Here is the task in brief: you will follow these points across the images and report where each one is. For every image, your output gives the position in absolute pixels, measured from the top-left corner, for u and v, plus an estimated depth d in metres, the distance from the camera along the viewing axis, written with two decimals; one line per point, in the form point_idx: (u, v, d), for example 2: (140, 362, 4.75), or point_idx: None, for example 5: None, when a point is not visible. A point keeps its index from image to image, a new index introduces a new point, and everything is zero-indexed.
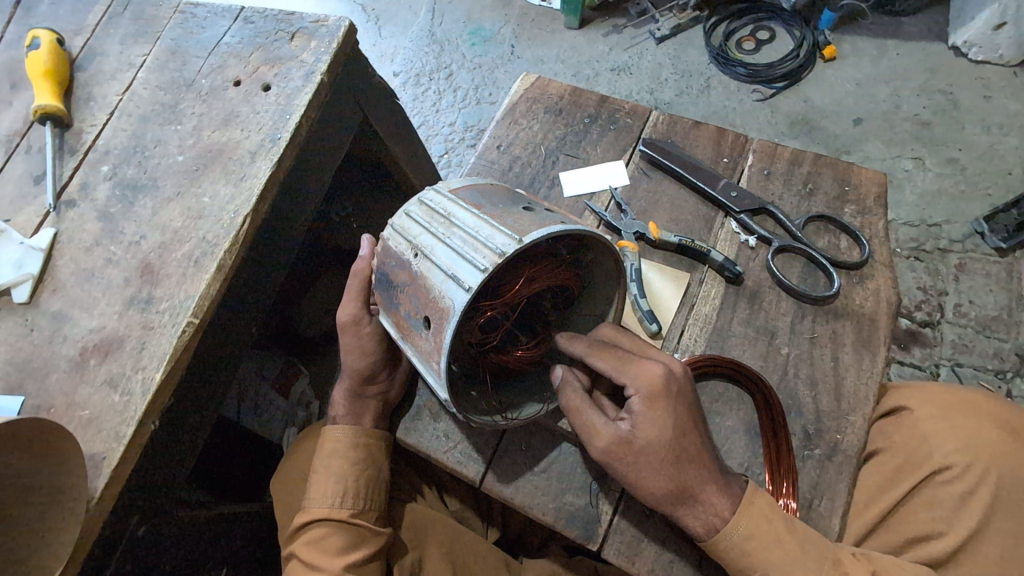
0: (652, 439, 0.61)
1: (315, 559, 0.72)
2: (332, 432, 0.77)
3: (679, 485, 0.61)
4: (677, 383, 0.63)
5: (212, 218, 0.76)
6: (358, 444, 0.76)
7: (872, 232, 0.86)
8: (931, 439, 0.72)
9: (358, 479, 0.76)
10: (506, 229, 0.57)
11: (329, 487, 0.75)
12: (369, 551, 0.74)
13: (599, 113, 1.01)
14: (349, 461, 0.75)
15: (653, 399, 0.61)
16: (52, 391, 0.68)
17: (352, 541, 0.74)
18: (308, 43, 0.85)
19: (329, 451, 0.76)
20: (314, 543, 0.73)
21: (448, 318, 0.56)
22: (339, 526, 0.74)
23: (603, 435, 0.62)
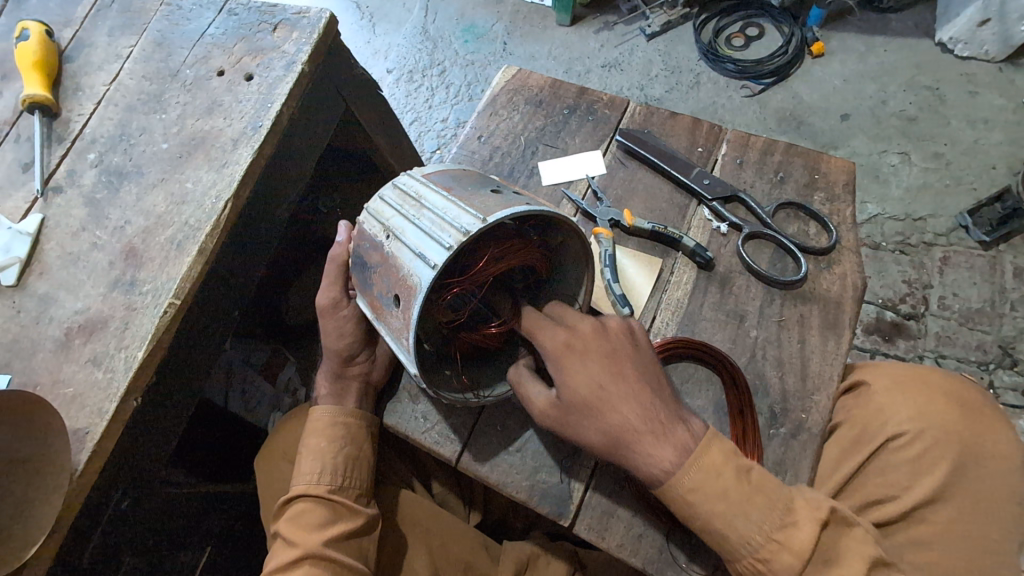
0: (574, 392, 0.63)
1: (294, 532, 0.74)
2: (314, 411, 0.80)
3: (615, 437, 0.61)
4: (585, 338, 0.64)
5: (195, 203, 0.78)
6: (337, 423, 0.78)
7: (840, 219, 0.89)
8: (886, 410, 0.76)
9: (336, 456, 0.77)
10: (472, 210, 0.60)
11: (308, 464, 0.77)
12: (349, 528, 0.75)
13: (577, 104, 1.03)
14: (329, 439, 0.77)
15: (562, 355, 0.64)
16: (38, 370, 0.70)
17: (331, 517, 0.75)
18: (290, 34, 0.87)
19: (311, 429, 0.79)
20: (294, 518, 0.75)
21: (415, 295, 0.59)
22: (318, 502, 0.76)
23: (538, 403, 0.66)
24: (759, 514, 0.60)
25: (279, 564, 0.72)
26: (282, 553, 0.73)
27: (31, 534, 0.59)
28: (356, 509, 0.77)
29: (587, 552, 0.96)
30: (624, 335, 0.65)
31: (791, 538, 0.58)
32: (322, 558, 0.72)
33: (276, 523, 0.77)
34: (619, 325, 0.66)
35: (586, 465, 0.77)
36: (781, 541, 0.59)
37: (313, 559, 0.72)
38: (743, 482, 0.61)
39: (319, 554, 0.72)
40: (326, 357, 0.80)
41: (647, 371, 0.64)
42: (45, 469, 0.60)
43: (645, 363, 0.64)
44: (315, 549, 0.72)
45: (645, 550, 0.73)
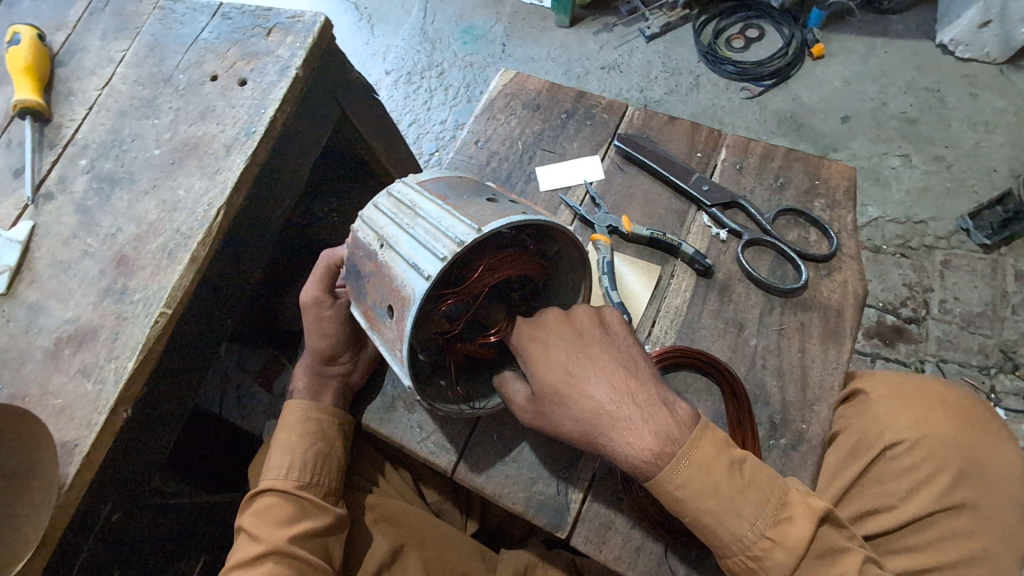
0: (543, 379, 0.62)
1: (258, 528, 0.71)
2: (287, 407, 0.78)
3: (586, 422, 0.60)
4: (550, 327, 0.64)
5: (187, 210, 0.77)
6: (311, 419, 0.77)
7: (841, 226, 0.88)
8: (883, 418, 0.75)
9: (308, 453, 0.76)
10: (467, 220, 0.59)
11: (278, 459, 0.75)
12: (315, 525, 0.72)
13: (575, 109, 1.02)
14: (301, 434, 0.76)
15: (529, 345, 0.64)
16: (27, 381, 0.69)
17: (297, 513, 0.72)
18: (284, 38, 0.86)
19: (283, 424, 0.78)
20: (259, 513, 0.73)
21: (409, 306, 0.58)
22: (285, 497, 0.73)
23: (518, 400, 0.66)
24: (751, 510, 0.58)
25: (242, 561, 0.69)
26: (245, 550, 0.70)
27: (18, 550, 0.58)
28: (324, 507, 0.74)
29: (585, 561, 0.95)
30: (590, 320, 0.65)
31: (784, 535, 0.57)
32: (287, 555, 0.69)
33: (239, 519, 0.74)
34: (587, 313, 0.65)
35: (583, 476, 0.76)
36: (773, 538, 0.58)
37: (278, 556, 0.69)
38: (735, 477, 0.59)
39: (281, 549, 0.69)
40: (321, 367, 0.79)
41: (618, 354, 0.62)
42: (33, 483, 0.59)
43: (615, 346, 0.63)
44: (278, 544, 0.69)
45: (642, 563, 0.72)
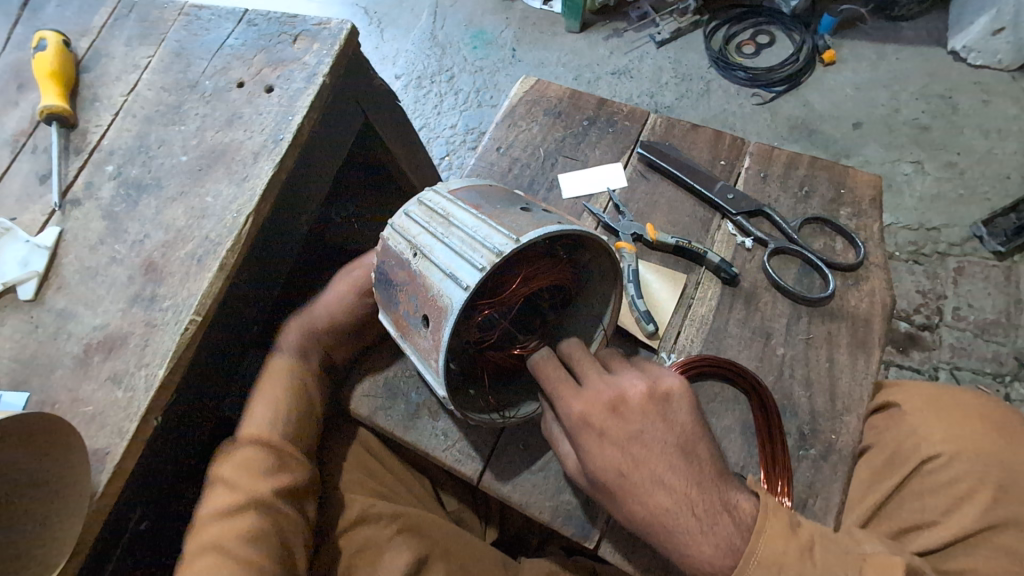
0: (596, 470, 0.60)
1: (236, 479, 0.69)
2: (270, 364, 0.78)
3: (642, 525, 0.58)
4: (607, 416, 0.60)
5: (215, 217, 0.77)
6: (297, 376, 0.77)
7: (867, 235, 0.87)
8: (920, 430, 0.75)
9: (292, 407, 0.75)
10: (503, 229, 0.59)
11: (264, 411, 0.74)
12: (293, 478, 0.71)
13: (597, 116, 1.02)
14: (291, 392, 0.76)
15: (580, 431, 0.61)
16: (56, 387, 0.69)
17: (276, 466, 0.71)
18: (310, 45, 0.86)
19: (268, 376, 0.77)
20: (241, 466, 0.70)
21: (446, 317, 0.58)
22: (266, 449, 0.72)
23: (571, 467, 0.66)
24: None
25: (222, 513, 0.66)
26: (221, 502, 0.68)
27: (52, 558, 0.57)
28: (303, 467, 0.74)
29: (604, 569, 0.93)
30: (651, 412, 0.61)
31: None
32: (265, 510, 0.67)
33: (214, 472, 0.71)
34: (641, 393, 0.61)
35: None
36: None
37: (256, 509, 0.67)
38: (807, 562, 0.57)
39: (261, 503, 0.67)
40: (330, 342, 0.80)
41: (679, 454, 0.59)
42: (64, 492, 0.59)
43: (675, 442, 0.60)
44: (257, 497, 0.67)
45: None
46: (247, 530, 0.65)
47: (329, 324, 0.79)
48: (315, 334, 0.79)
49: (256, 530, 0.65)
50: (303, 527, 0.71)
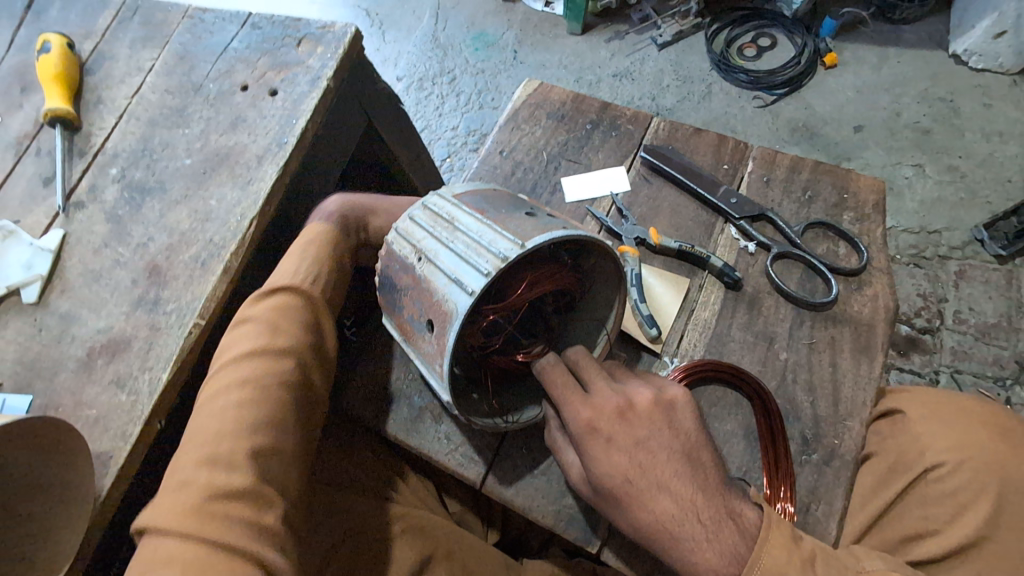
0: (601, 477, 0.60)
1: (275, 326, 0.64)
2: (309, 230, 0.75)
3: (647, 532, 0.58)
4: (614, 422, 0.61)
5: (219, 221, 0.77)
6: (335, 248, 0.74)
7: (870, 239, 0.87)
8: (924, 439, 0.75)
9: (331, 273, 0.72)
10: (509, 234, 0.59)
11: (304, 265, 0.70)
12: (325, 343, 0.68)
13: (600, 119, 1.02)
14: (332, 261, 0.73)
15: (586, 437, 0.61)
16: (59, 391, 0.69)
17: (312, 325, 0.67)
18: (314, 48, 0.87)
19: (307, 238, 0.73)
20: (278, 309, 0.66)
21: (451, 322, 0.58)
22: (304, 306, 0.68)
23: (575, 475, 0.65)
24: None
25: (255, 349, 0.61)
26: (249, 353, 0.61)
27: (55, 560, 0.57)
28: (333, 330, 0.70)
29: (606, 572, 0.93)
30: (658, 418, 0.61)
31: None
32: (302, 364, 0.64)
33: (243, 312, 0.66)
34: (647, 400, 0.62)
35: None
36: None
37: (295, 362, 0.63)
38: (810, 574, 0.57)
39: (300, 357, 0.64)
40: (366, 232, 0.80)
41: (685, 461, 0.60)
42: (61, 500, 0.59)
43: (680, 448, 0.60)
44: (297, 350, 0.64)
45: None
46: (284, 371, 0.61)
47: (374, 214, 0.80)
48: (356, 217, 0.79)
49: (292, 383, 0.62)
50: (326, 386, 0.68)
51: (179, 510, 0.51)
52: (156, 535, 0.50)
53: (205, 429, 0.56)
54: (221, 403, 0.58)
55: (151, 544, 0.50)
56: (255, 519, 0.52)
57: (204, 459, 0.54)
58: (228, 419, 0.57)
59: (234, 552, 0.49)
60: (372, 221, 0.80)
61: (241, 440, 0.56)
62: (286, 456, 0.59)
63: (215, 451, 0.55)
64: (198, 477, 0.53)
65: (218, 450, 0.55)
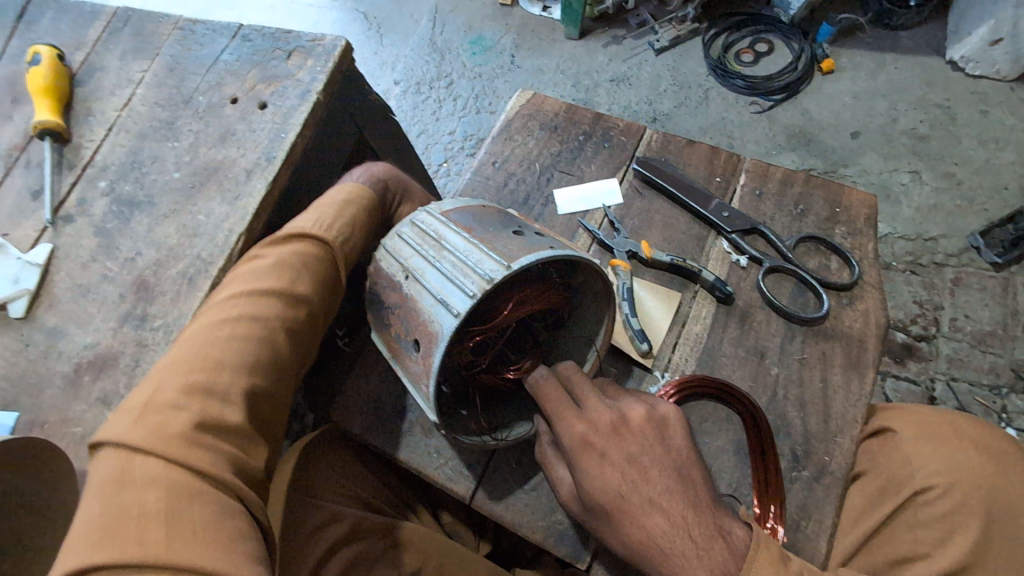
0: (592, 493, 0.59)
1: (293, 270, 0.65)
2: (349, 184, 0.74)
3: (637, 549, 0.58)
4: (607, 438, 0.61)
5: (207, 235, 0.76)
6: (371, 212, 0.74)
7: (862, 253, 0.87)
8: (914, 461, 0.75)
9: (360, 234, 0.72)
10: (495, 255, 0.58)
11: (337, 218, 0.70)
12: (332, 295, 0.69)
13: (593, 130, 1.02)
14: (364, 223, 0.72)
15: (579, 452, 0.60)
16: (46, 407, 0.68)
17: (325, 276, 0.68)
18: (305, 61, 0.87)
19: (348, 194, 0.72)
20: (297, 253, 0.66)
21: (437, 342, 0.58)
22: (324, 257, 0.68)
23: (565, 493, 0.65)
24: None
25: (270, 288, 0.62)
26: (266, 295, 0.62)
27: None
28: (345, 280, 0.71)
29: None
30: (650, 434, 0.61)
31: None
32: (306, 313, 0.65)
33: (263, 249, 0.66)
34: (641, 416, 0.62)
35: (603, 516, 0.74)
36: None
37: (299, 308, 0.64)
38: None
39: (306, 306, 0.65)
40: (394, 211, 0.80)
41: (676, 477, 0.60)
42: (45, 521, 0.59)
43: (671, 465, 0.60)
44: (306, 299, 0.65)
45: None
46: (291, 316, 0.63)
47: (410, 197, 0.80)
48: (394, 193, 0.79)
49: (292, 328, 0.63)
50: (323, 335, 0.69)
51: (166, 432, 0.50)
52: (135, 453, 0.49)
53: (202, 357, 0.56)
54: (225, 334, 0.58)
55: (125, 459, 0.49)
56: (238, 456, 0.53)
57: (196, 387, 0.54)
58: (229, 354, 0.57)
59: (215, 480, 0.50)
60: (403, 205, 0.80)
61: (236, 378, 0.56)
62: (268, 399, 0.59)
63: (210, 382, 0.54)
64: (189, 405, 0.52)
65: (214, 382, 0.55)
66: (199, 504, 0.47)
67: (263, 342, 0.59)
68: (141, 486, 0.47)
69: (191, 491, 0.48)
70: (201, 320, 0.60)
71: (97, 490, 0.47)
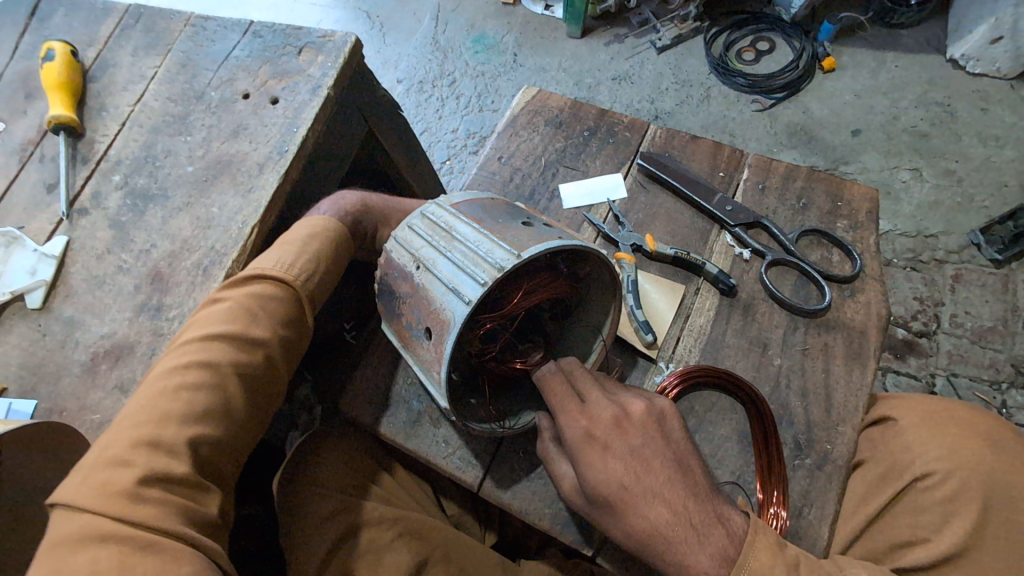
0: (595, 484, 0.60)
1: (255, 313, 0.64)
2: (314, 219, 0.74)
3: (639, 538, 0.59)
4: (610, 430, 0.62)
5: (221, 228, 0.78)
6: (336, 247, 0.73)
7: (863, 247, 0.89)
8: (914, 448, 0.76)
9: (325, 271, 0.71)
10: (505, 244, 0.60)
11: (301, 257, 0.70)
12: (297, 337, 0.68)
13: (598, 126, 1.03)
14: (331, 260, 0.72)
15: (582, 446, 0.62)
16: (64, 395, 0.70)
17: (289, 317, 0.67)
18: (315, 57, 0.88)
19: (311, 232, 0.73)
20: (256, 295, 0.66)
21: (449, 330, 0.59)
22: (285, 298, 0.67)
23: (567, 485, 0.66)
24: None
25: (227, 332, 0.62)
26: (222, 337, 0.61)
27: None
28: (311, 320, 0.70)
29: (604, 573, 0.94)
30: (651, 428, 0.63)
31: None
32: (268, 358, 0.64)
33: (221, 293, 0.66)
34: (642, 410, 0.63)
35: None
36: None
37: (261, 353, 0.63)
38: None
39: (267, 350, 0.64)
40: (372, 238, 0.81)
41: (677, 470, 0.61)
42: None
43: (672, 457, 0.61)
44: (267, 343, 0.64)
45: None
46: (250, 361, 0.62)
47: (385, 224, 0.82)
48: (368, 221, 0.80)
49: (253, 374, 0.62)
50: (288, 377, 0.68)
51: (109, 490, 0.50)
52: (82, 512, 0.49)
53: (152, 409, 0.56)
54: (177, 382, 0.58)
55: (72, 522, 0.49)
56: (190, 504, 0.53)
57: (144, 440, 0.54)
58: (179, 403, 0.56)
59: (166, 532, 0.50)
60: (378, 234, 0.81)
61: (184, 427, 0.55)
62: (222, 446, 0.58)
63: (157, 434, 0.54)
64: (137, 459, 0.52)
65: (161, 433, 0.54)
66: (152, 559, 0.47)
67: (221, 391, 0.59)
68: (88, 546, 0.47)
69: (141, 546, 0.48)
70: (156, 372, 0.60)
71: (46, 553, 0.48)
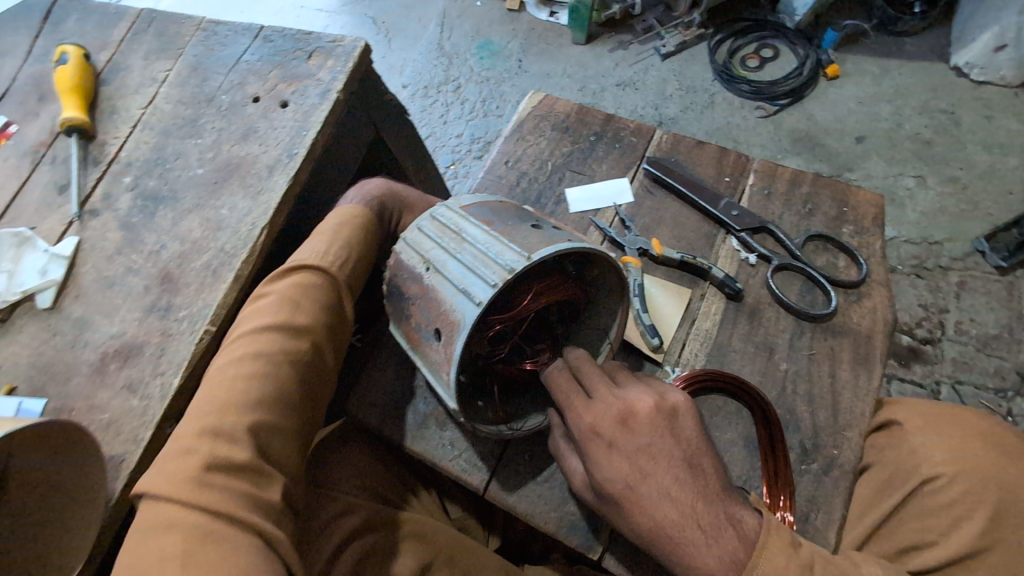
0: (603, 481, 0.61)
1: (300, 302, 0.65)
2: (343, 208, 0.76)
3: (646, 535, 0.59)
4: (615, 428, 0.62)
5: (230, 229, 0.79)
6: (367, 232, 0.75)
7: (869, 252, 0.89)
8: (920, 452, 0.76)
9: (359, 256, 0.73)
10: (515, 246, 0.60)
11: (335, 244, 0.71)
12: (341, 323, 0.70)
13: (604, 131, 1.04)
14: (364, 245, 0.74)
15: (590, 444, 0.62)
16: (73, 394, 0.70)
17: (332, 306, 0.68)
18: (325, 61, 0.89)
19: (342, 219, 0.74)
20: (299, 285, 0.67)
21: (459, 331, 0.59)
22: (326, 287, 0.69)
23: (578, 480, 0.67)
24: None
25: (274, 322, 0.63)
26: (269, 329, 0.63)
27: (65, 562, 0.58)
28: (352, 311, 0.72)
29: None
30: (659, 425, 0.62)
31: None
32: (317, 346, 0.65)
33: (267, 286, 0.68)
34: (650, 406, 0.63)
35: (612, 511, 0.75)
36: None
37: (310, 342, 0.64)
38: None
39: (316, 338, 0.65)
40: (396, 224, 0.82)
41: (685, 469, 0.61)
42: (72, 503, 0.60)
43: (680, 455, 0.61)
44: (315, 331, 0.65)
45: None
46: (300, 348, 0.63)
47: (408, 210, 0.82)
48: (392, 206, 0.81)
49: (305, 360, 0.63)
50: (336, 365, 0.69)
51: (181, 475, 0.53)
52: (155, 499, 0.52)
53: (212, 399, 0.58)
54: (233, 373, 0.59)
55: (153, 508, 0.52)
56: (257, 487, 0.55)
57: (207, 429, 0.56)
58: (237, 392, 0.58)
59: (228, 518, 0.51)
60: (402, 219, 0.82)
61: (244, 415, 0.57)
62: (281, 431, 0.60)
63: (219, 424, 0.56)
64: (201, 447, 0.54)
65: (223, 421, 0.56)
66: (212, 547, 0.49)
67: (277, 376, 0.60)
68: (163, 530, 0.50)
69: (203, 534, 0.49)
70: (211, 368, 0.62)
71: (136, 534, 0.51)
